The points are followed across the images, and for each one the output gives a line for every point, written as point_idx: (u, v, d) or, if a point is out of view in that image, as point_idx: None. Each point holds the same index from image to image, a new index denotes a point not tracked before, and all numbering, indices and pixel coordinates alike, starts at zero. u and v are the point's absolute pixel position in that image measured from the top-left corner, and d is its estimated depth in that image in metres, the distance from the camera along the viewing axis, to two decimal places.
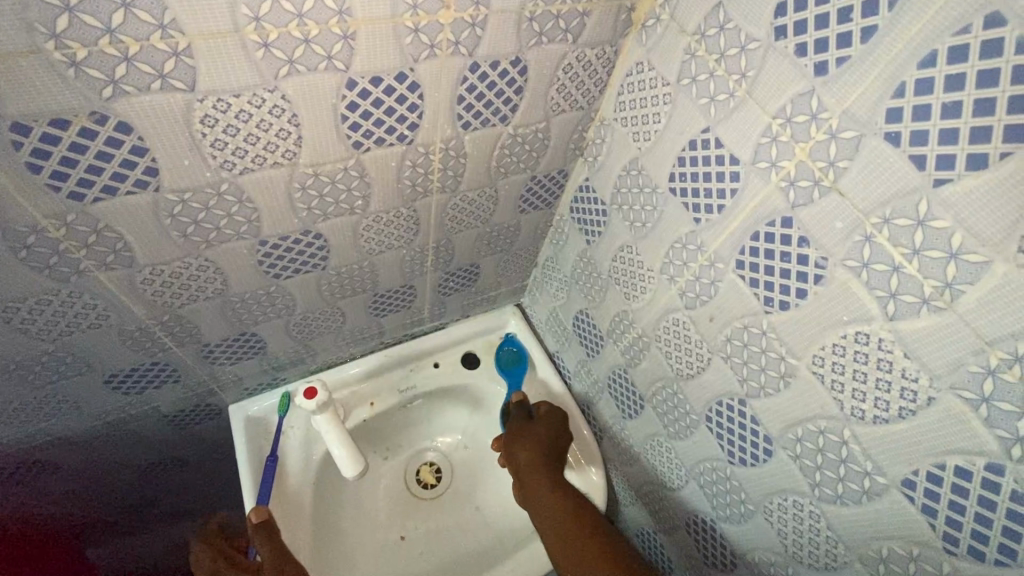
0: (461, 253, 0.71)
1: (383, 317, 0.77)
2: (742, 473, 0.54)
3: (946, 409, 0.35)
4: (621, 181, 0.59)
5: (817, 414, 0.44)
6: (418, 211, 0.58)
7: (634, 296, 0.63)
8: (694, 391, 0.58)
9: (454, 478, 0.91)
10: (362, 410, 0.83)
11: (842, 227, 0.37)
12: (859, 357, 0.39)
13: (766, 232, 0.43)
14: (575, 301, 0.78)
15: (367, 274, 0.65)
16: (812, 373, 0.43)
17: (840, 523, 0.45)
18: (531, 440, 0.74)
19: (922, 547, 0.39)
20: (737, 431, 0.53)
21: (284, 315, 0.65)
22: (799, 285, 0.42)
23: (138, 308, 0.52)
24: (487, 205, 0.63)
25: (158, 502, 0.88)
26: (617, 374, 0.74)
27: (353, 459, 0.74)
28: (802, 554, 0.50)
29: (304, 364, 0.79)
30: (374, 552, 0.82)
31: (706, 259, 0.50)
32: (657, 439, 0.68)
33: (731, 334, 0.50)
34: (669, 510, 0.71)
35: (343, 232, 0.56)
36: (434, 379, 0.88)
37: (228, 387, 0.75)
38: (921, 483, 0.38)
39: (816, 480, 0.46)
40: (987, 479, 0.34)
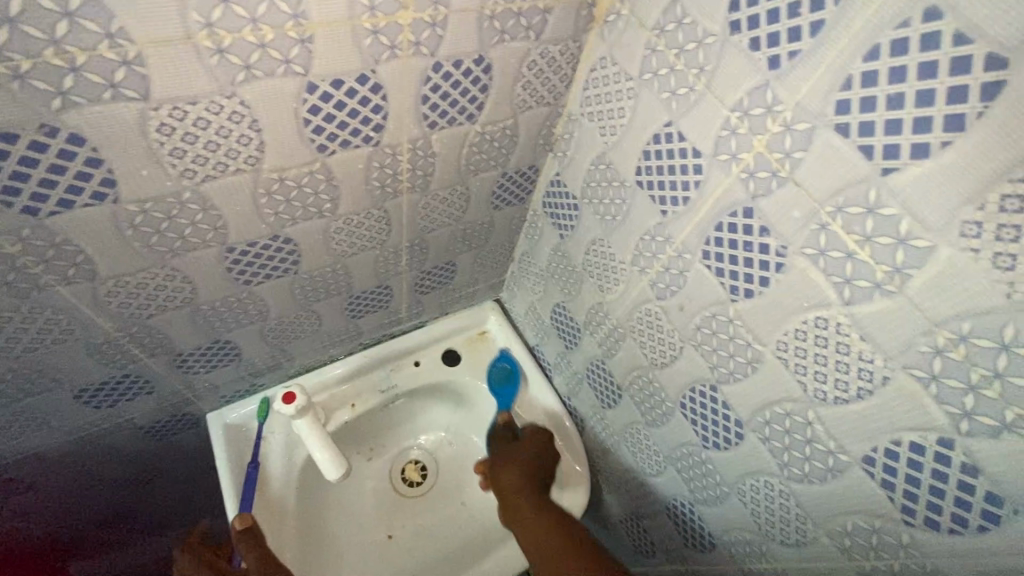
0: (435, 252, 0.71)
1: (360, 318, 0.77)
2: (716, 457, 0.56)
3: (900, 388, 0.36)
4: (590, 175, 0.59)
5: (783, 397, 0.45)
6: (389, 211, 0.58)
7: (607, 288, 0.64)
8: (668, 379, 0.59)
9: (440, 475, 0.91)
10: (343, 412, 0.83)
11: (799, 217, 0.38)
12: (819, 341, 0.40)
13: (728, 223, 0.44)
14: (552, 294, 0.79)
15: (341, 276, 0.64)
16: (777, 358, 0.45)
17: (808, 501, 0.47)
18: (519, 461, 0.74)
19: (883, 519, 0.41)
20: (710, 416, 0.55)
21: (257, 321, 0.64)
22: (761, 274, 0.43)
23: (104, 321, 0.51)
24: (459, 203, 0.63)
25: (139, 515, 0.87)
26: (595, 365, 0.75)
27: (336, 461, 0.74)
28: (774, 532, 0.52)
29: (282, 368, 0.78)
30: (361, 552, 0.82)
31: (674, 250, 0.51)
32: (635, 426, 0.70)
33: (700, 323, 0.51)
34: (649, 495, 0.73)
35: (313, 235, 0.55)
36: (415, 378, 0.88)
37: (204, 395, 0.74)
38: (880, 459, 0.40)
39: (784, 460, 0.48)
40: (940, 452, 0.35)
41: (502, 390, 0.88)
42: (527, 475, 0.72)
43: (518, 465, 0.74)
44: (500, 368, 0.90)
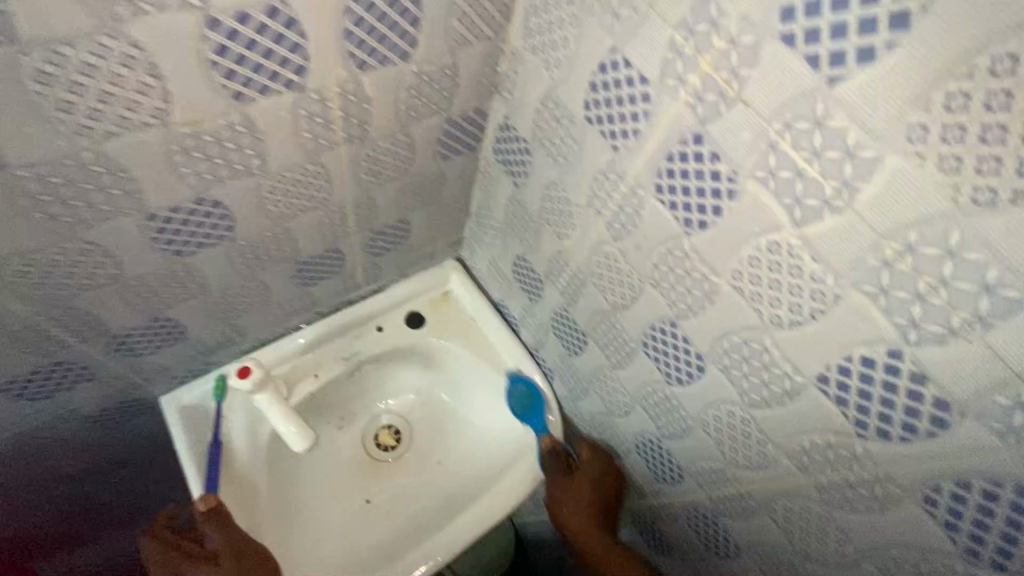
0: (385, 210, 0.67)
1: (313, 286, 0.73)
2: (680, 391, 0.57)
3: (850, 304, 0.36)
4: (539, 115, 0.56)
5: (740, 325, 0.45)
6: (326, 165, 0.54)
7: (565, 234, 0.63)
8: (631, 320, 0.59)
9: (415, 436, 0.90)
10: (307, 384, 0.81)
11: (748, 138, 0.37)
12: (773, 266, 0.40)
13: (680, 152, 0.43)
14: (512, 247, 0.77)
15: (284, 240, 0.61)
16: (733, 288, 0.44)
17: (768, 424, 0.48)
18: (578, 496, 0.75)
19: (838, 434, 0.42)
20: (673, 352, 0.55)
21: (199, 295, 0.61)
22: (714, 203, 0.42)
23: (18, 303, 0.47)
24: (404, 154, 0.60)
25: (105, 507, 0.85)
26: (560, 314, 0.74)
27: (303, 432, 0.72)
28: (737, 457, 0.53)
29: (236, 343, 0.75)
30: (341, 518, 0.82)
31: (627, 188, 0.50)
32: (602, 370, 0.70)
33: (657, 261, 0.51)
34: (618, 435, 0.74)
35: (245, 197, 0.52)
36: (380, 343, 0.86)
37: (154, 378, 0.71)
38: (833, 377, 0.40)
39: (744, 387, 0.48)
40: (889, 363, 0.36)
41: (530, 413, 0.84)
42: (592, 515, 0.75)
43: (579, 504, 0.75)
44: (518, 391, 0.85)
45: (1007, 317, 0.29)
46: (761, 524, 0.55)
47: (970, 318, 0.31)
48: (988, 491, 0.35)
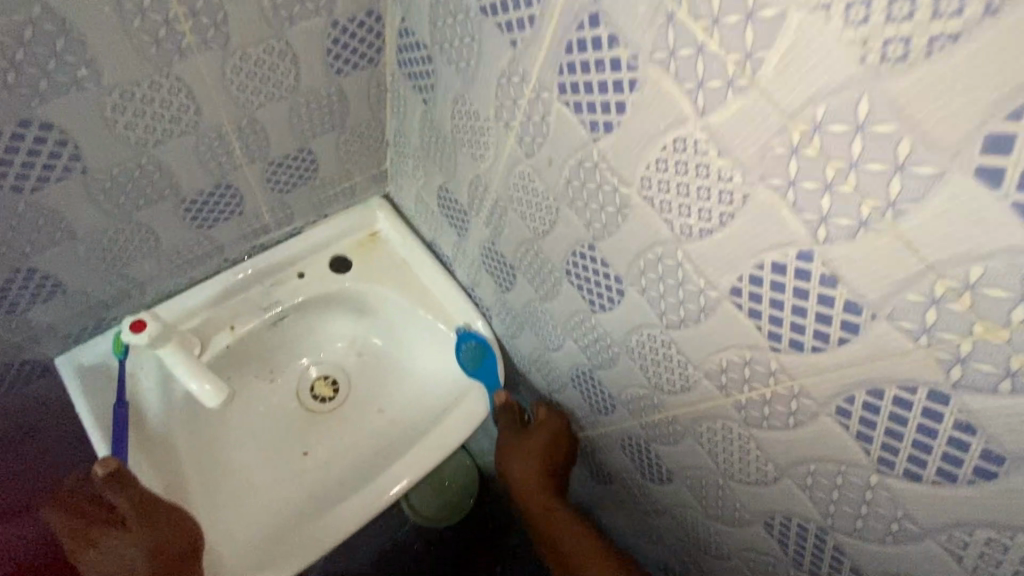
0: (278, 137, 0.60)
1: (211, 228, 0.66)
2: (604, 319, 0.53)
3: (759, 203, 0.32)
4: (435, 13, 0.49)
5: (654, 241, 0.41)
6: (185, 78, 0.47)
7: (480, 155, 0.57)
8: (551, 246, 0.55)
9: (353, 385, 0.86)
10: (223, 337, 0.75)
11: (644, 11, 0.32)
12: (680, 168, 0.35)
13: (578, 39, 0.37)
14: (433, 177, 0.70)
15: (155, 174, 0.53)
16: (643, 199, 0.40)
17: (687, 346, 0.45)
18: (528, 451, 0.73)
19: (753, 350, 0.39)
20: (594, 277, 0.51)
21: (63, 240, 0.53)
22: (617, 98, 0.37)
23: None
24: (286, 67, 0.52)
25: (21, 480, 0.81)
26: (488, 248, 0.69)
27: (216, 388, 0.67)
28: (661, 382, 0.51)
29: (132, 297, 0.68)
30: (277, 473, 0.78)
31: (531, 91, 0.44)
32: (533, 304, 0.66)
33: (569, 176, 0.45)
34: (555, 370, 0.71)
35: (81, 116, 0.44)
36: (303, 290, 0.80)
37: (40, 338, 0.64)
38: (746, 289, 0.37)
39: (662, 309, 0.45)
40: (800, 268, 0.32)
41: (482, 369, 0.80)
42: (541, 466, 0.73)
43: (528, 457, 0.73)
44: (467, 348, 0.80)
45: (918, 200, 0.26)
46: (689, 449, 0.54)
47: (880, 205, 0.27)
48: (902, 399, 0.32)
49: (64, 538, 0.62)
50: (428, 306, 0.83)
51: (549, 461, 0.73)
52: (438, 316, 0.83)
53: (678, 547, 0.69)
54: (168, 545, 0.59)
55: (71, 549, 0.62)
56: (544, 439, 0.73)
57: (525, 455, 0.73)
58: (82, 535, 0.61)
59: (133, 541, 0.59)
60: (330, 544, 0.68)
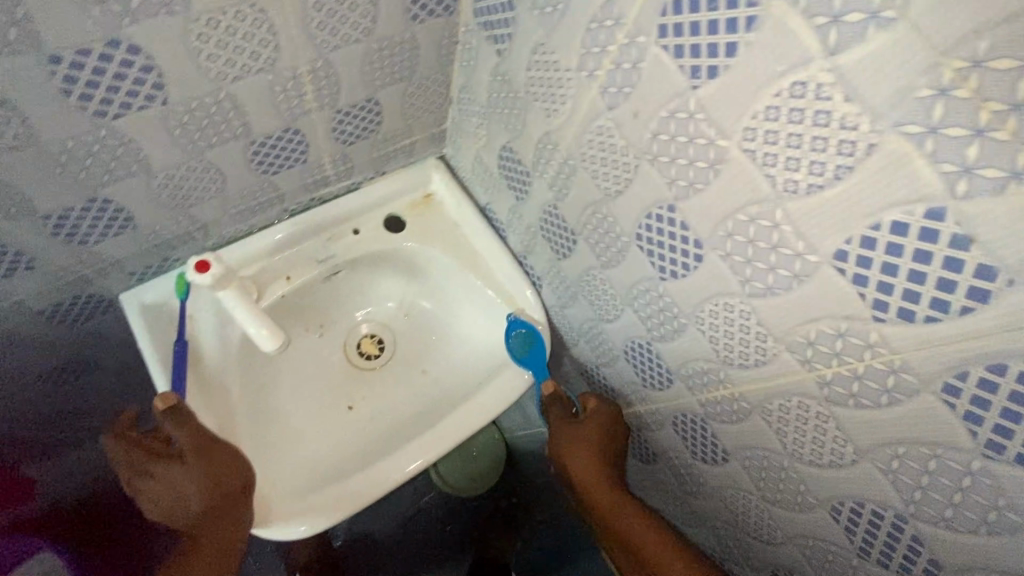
0: (349, 84, 0.59)
1: (276, 175, 0.66)
2: (674, 287, 0.52)
3: (886, 155, 0.30)
4: None
5: (749, 200, 0.39)
6: (268, 10, 0.46)
7: (553, 111, 0.55)
8: (623, 208, 0.53)
9: (398, 345, 0.87)
10: (279, 286, 0.76)
11: None
12: (794, 116, 0.33)
13: None
14: (497, 136, 0.69)
15: (231, 112, 0.53)
16: (743, 153, 0.37)
17: (769, 316, 0.43)
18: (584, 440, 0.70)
19: (850, 321, 0.37)
20: (668, 241, 0.49)
21: (139, 175, 0.54)
22: (727, 39, 0.34)
23: None
24: (365, 7, 0.51)
25: (84, 414, 0.86)
26: (548, 212, 0.68)
27: (271, 334, 0.68)
28: (732, 356, 0.49)
29: (197, 240, 0.69)
30: (322, 425, 0.80)
31: (625, 36, 0.42)
32: (591, 272, 0.65)
33: (657, 129, 0.43)
34: (607, 343, 0.70)
35: (168, 43, 0.43)
36: (357, 247, 0.80)
37: (109, 273, 0.66)
38: (854, 252, 0.34)
39: (746, 276, 0.43)
40: (927, 228, 0.30)
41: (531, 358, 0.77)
42: (598, 458, 0.69)
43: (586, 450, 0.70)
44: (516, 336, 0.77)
45: None
46: (754, 428, 0.52)
47: None
48: None
49: (120, 469, 0.64)
50: (478, 271, 0.83)
51: (605, 449, 0.70)
52: (488, 281, 0.82)
53: (722, 529, 0.67)
54: (222, 482, 0.61)
55: (127, 480, 0.64)
56: (597, 428, 0.70)
57: (583, 444, 0.70)
58: (137, 467, 0.63)
59: (188, 477, 0.61)
60: (373, 497, 0.69)
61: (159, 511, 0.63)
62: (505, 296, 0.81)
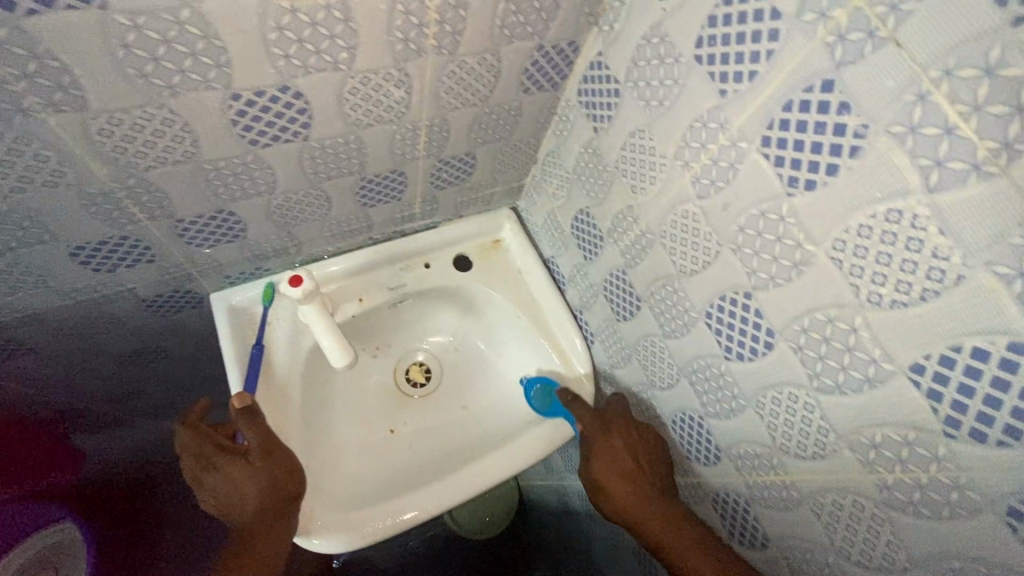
0: (455, 137, 0.66)
1: (371, 207, 0.73)
2: (737, 369, 0.54)
3: (974, 286, 0.33)
4: (639, 53, 0.53)
5: (829, 302, 0.42)
6: (411, 75, 0.52)
7: (640, 189, 0.60)
8: (696, 286, 0.56)
9: (444, 377, 0.90)
10: (351, 306, 0.81)
11: (892, 87, 0.33)
12: (886, 237, 0.36)
13: (801, 100, 0.39)
14: (576, 200, 0.74)
15: (354, 151, 0.60)
16: (829, 259, 0.41)
17: (834, 412, 0.45)
18: (608, 464, 0.69)
19: (919, 431, 0.39)
20: (738, 324, 0.52)
21: (264, 195, 0.60)
22: (830, 160, 0.38)
23: (98, 168, 0.47)
24: (488, 78, 0.58)
25: (143, 393, 0.93)
26: (615, 276, 0.71)
27: (342, 349, 0.72)
28: (788, 444, 0.51)
29: (289, 254, 0.75)
30: (364, 444, 0.83)
31: (727, 138, 0.46)
32: (650, 338, 0.68)
33: (745, 223, 0.47)
34: (654, 409, 0.72)
35: (326, 93, 0.50)
36: (426, 279, 0.85)
37: (208, 273, 0.72)
38: (931, 367, 0.37)
39: (815, 370, 0.45)
40: (1007, 358, 0.32)
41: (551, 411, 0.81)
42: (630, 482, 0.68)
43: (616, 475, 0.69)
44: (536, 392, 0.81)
45: None
46: (801, 518, 0.53)
47: None
48: None
49: (182, 460, 0.69)
50: (534, 319, 0.86)
51: (634, 471, 0.68)
52: (543, 330, 0.86)
53: None
54: (281, 484, 0.66)
55: (187, 471, 0.69)
56: (615, 447, 0.70)
57: (609, 468, 0.69)
58: (200, 460, 0.68)
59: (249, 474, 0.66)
60: (403, 526, 0.71)
61: (216, 505, 0.67)
62: (555, 346, 0.85)
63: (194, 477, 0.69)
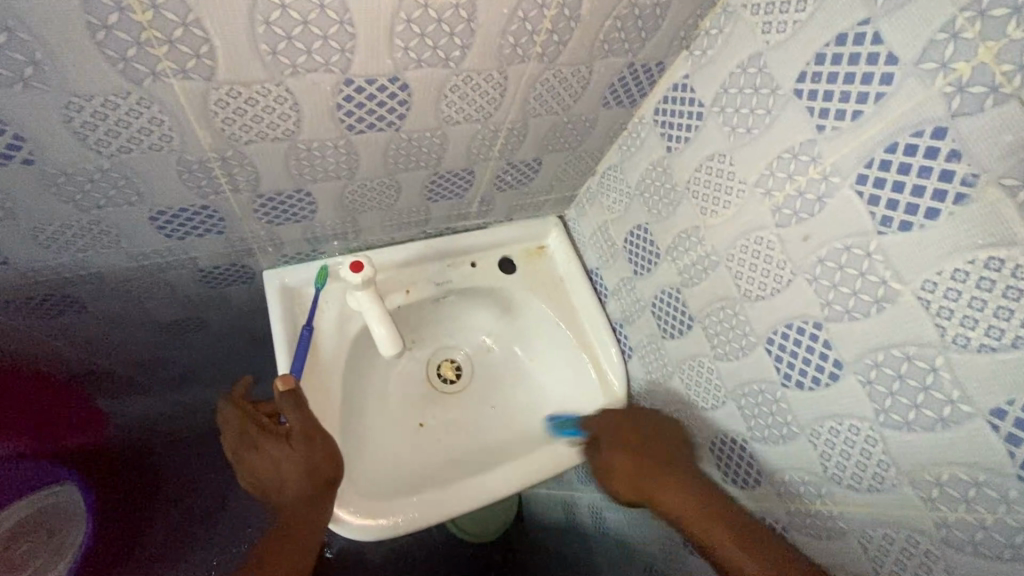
0: (530, 141, 0.67)
1: (434, 201, 0.73)
2: (794, 396, 0.55)
3: None
4: (731, 81, 0.54)
5: (911, 339, 0.43)
6: (509, 78, 0.54)
7: (710, 211, 0.61)
8: (760, 312, 0.57)
9: (476, 376, 0.91)
10: (398, 296, 0.82)
11: (1009, 141, 0.35)
12: (983, 283, 0.38)
13: (908, 143, 0.40)
14: (633, 214, 0.75)
15: (436, 145, 0.61)
16: (916, 299, 0.42)
17: (898, 447, 0.46)
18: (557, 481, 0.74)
19: (990, 473, 0.40)
20: (802, 354, 0.53)
21: (343, 178, 0.61)
22: (931, 204, 0.40)
23: (203, 135, 0.48)
24: (576, 88, 0.59)
25: (173, 363, 0.93)
26: (666, 293, 0.72)
27: (392, 337, 0.72)
28: (842, 475, 0.52)
29: (346, 239, 0.76)
30: (394, 434, 0.83)
31: (818, 172, 0.48)
32: (698, 358, 0.68)
33: (825, 256, 0.49)
34: (692, 428, 0.73)
35: (429, 87, 0.51)
36: (472, 277, 0.86)
37: (267, 250, 0.72)
38: (1013, 413, 0.38)
39: (884, 405, 0.47)
40: None
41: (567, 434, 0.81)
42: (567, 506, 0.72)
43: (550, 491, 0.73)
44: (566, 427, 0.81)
45: None
46: (846, 548, 0.54)
47: None
48: None
49: (227, 436, 0.70)
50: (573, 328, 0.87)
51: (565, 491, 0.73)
52: (580, 340, 0.87)
53: None
54: (317, 468, 0.65)
55: (230, 448, 0.70)
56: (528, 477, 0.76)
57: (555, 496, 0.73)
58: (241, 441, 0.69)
59: (288, 456, 0.66)
60: (428, 520, 0.72)
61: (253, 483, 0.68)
62: (592, 356, 0.86)
63: (234, 455, 0.69)
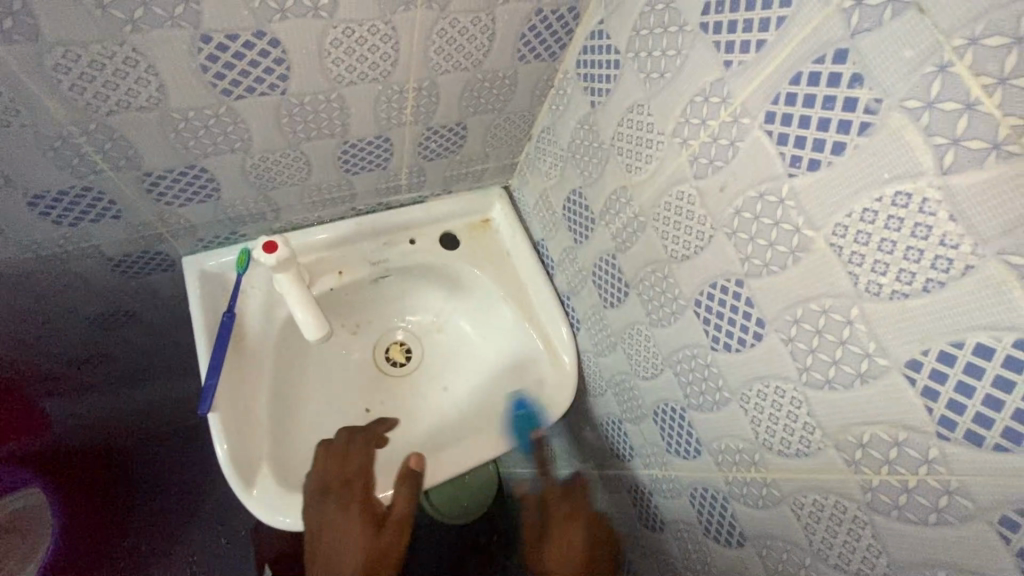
0: (445, 103, 0.62)
1: (355, 174, 0.69)
2: (723, 360, 0.52)
3: (984, 278, 0.30)
4: (641, 23, 0.50)
5: (828, 290, 0.39)
6: (397, 29, 0.49)
7: (635, 168, 0.57)
8: (686, 273, 0.54)
9: (424, 358, 0.88)
10: (329, 279, 0.78)
11: (910, 58, 0.31)
12: (892, 223, 0.34)
13: (811, 71, 0.36)
14: (569, 179, 0.71)
15: (335, 111, 0.56)
16: (828, 246, 0.38)
17: (822, 408, 0.43)
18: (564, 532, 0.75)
19: (911, 432, 0.37)
20: (726, 314, 0.50)
21: (238, 152, 0.57)
22: (836, 139, 0.36)
23: (55, 106, 0.45)
24: (481, 40, 0.55)
25: (116, 361, 0.90)
26: (603, 260, 0.68)
27: (319, 322, 0.71)
28: (773, 441, 0.49)
29: (266, 220, 0.72)
30: (337, 420, 0.80)
31: (728, 113, 0.43)
32: (636, 327, 0.65)
33: (741, 206, 0.45)
34: (636, 399, 0.70)
35: (305, 42, 0.47)
36: (410, 255, 0.82)
37: (179, 235, 0.68)
38: (928, 364, 0.35)
39: (806, 364, 0.43)
40: (1013, 355, 0.30)
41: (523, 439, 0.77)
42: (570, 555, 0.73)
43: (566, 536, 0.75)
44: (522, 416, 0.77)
45: None
46: (781, 517, 0.51)
47: None
48: None
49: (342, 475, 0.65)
50: (520, 302, 0.83)
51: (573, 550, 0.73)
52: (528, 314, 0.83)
53: None
54: (386, 554, 0.60)
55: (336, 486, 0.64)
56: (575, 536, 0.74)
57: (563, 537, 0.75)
58: (346, 497, 0.63)
59: (357, 528, 0.61)
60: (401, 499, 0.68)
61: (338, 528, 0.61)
62: (541, 332, 0.82)
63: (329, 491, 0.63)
